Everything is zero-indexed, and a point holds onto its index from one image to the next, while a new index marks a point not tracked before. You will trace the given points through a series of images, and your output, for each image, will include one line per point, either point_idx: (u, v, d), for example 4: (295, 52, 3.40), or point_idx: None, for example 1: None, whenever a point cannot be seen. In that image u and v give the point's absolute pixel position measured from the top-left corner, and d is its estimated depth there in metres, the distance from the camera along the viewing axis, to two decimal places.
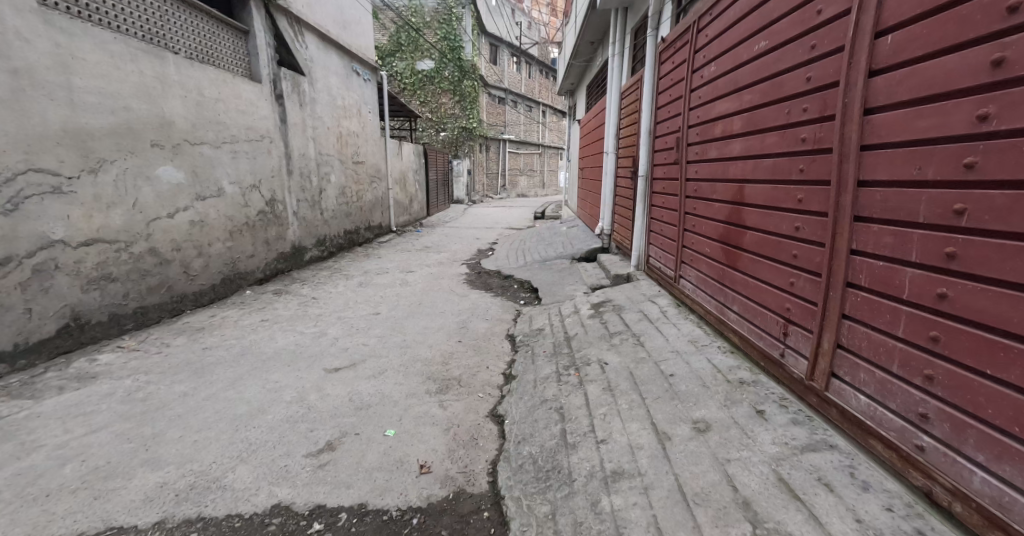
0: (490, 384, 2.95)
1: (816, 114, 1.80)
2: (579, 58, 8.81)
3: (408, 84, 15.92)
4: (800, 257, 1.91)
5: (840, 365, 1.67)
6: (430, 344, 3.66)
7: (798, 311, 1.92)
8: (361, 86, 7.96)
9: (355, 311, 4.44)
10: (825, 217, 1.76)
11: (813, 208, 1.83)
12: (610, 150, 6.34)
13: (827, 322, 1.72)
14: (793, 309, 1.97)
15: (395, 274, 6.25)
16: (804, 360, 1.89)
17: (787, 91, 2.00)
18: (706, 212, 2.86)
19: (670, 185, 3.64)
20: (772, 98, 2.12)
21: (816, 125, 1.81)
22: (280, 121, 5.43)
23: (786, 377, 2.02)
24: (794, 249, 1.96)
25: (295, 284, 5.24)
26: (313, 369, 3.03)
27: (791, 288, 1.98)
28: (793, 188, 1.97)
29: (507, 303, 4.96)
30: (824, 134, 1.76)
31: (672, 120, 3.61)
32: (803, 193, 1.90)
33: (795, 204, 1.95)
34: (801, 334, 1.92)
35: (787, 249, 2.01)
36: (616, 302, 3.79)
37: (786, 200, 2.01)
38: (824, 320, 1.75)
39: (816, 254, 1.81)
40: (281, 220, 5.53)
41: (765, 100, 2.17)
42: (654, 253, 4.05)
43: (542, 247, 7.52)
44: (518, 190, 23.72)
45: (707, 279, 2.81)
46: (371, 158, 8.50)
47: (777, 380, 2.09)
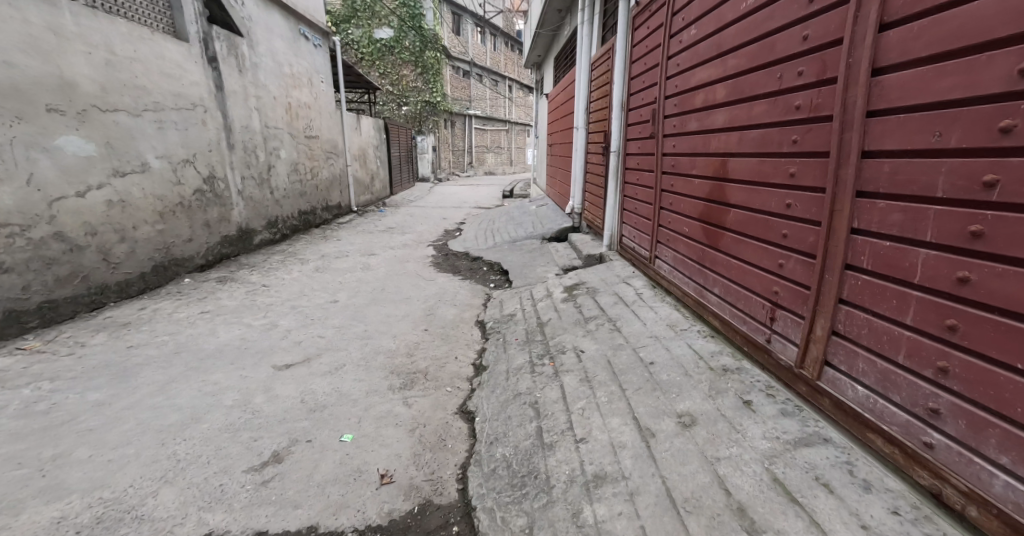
0: (459, 376, 2.75)
1: (814, 77, 1.63)
2: (546, 27, 8.49)
3: (365, 53, 14.76)
4: (790, 237, 1.75)
5: (835, 353, 1.53)
6: (393, 333, 3.42)
7: (786, 296, 1.77)
8: (311, 53, 7.43)
9: (310, 299, 4.15)
10: (821, 192, 1.60)
11: (806, 183, 1.67)
12: (580, 125, 6.12)
13: (821, 308, 1.58)
14: (780, 293, 1.81)
15: (356, 258, 5.91)
16: (791, 347, 1.75)
17: (779, 53, 1.82)
18: (685, 188, 2.68)
19: (645, 161, 3.45)
20: (761, 61, 1.94)
21: (813, 90, 1.63)
22: (214, 86, 4.99)
23: (771, 365, 1.87)
24: (783, 228, 1.79)
25: (243, 271, 4.87)
26: (260, 368, 2.77)
27: (779, 270, 1.81)
28: (783, 161, 1.80)
29: (475, 287, 4.74)
30: (822, 100, 1.59)
31: (647, 91, 3.40)
32: (795, 167, 1.73)
33: (785, 178, 1.78)
34: (789, 319, 1.77)
35: (775, 228, 1.84)
36: (589, 284, 3.63)
37: (774, 174, 1.85)
38: (817, 305, 1.60)
39: (809, 233, 1.65)
40: (224, 201, 5.14)
41: (753, 66, 1.99)
42: (628, 232, 3.88)
43: (512, 227, 7.30)
44: (485, 168, 23.29)
45: (685, 260, 2.65)
46: (327, 133, 8.01)
47: (761, 367, 1.93)
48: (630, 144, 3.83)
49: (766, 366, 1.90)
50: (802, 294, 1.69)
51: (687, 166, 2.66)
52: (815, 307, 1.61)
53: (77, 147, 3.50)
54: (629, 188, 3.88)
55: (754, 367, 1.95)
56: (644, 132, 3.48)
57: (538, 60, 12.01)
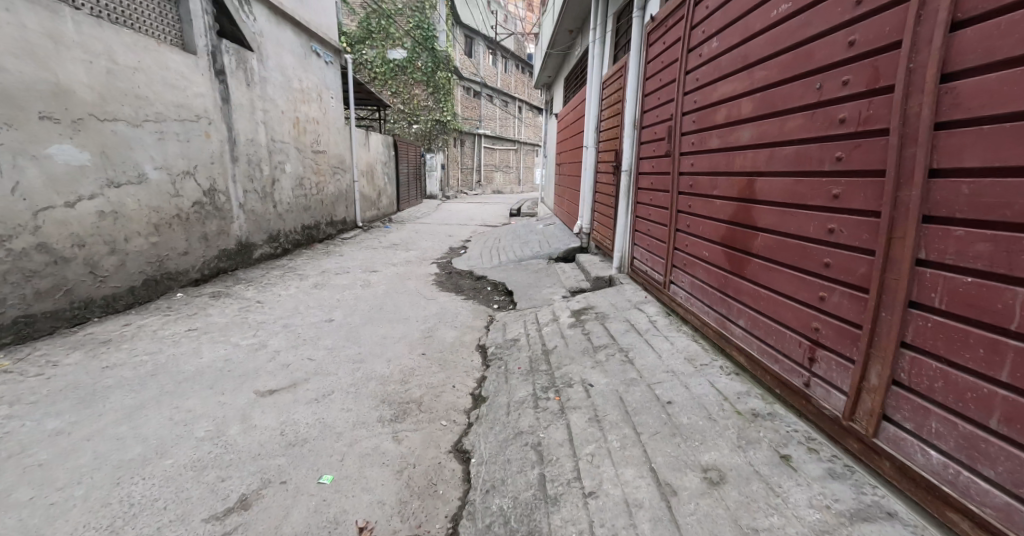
0: (456, 409, 2.52)
1: (864, 87, 1.45)
2: (558, 47, 8.41)
3: (378, 72, 15.24)
4: (835, 267, 1.54)
5: (898, 408, 1.32)
6: (389, 357, 3.21)
7: (830, 333, 1.56)
8: (321, 69, 7.36)
9: (305, 317, 3.95)
10: (876, 217, 1.40)
11: (855, 206, 1.47)
12: (589, 144, 5.97)
13: (878, 350, 1.37)
14: (822, 330, 1.59)
15: (356, 274, 5.73)
16: (838, 395, 1.52)
17: (817, 62, 1.64)
18: (704, 209, 2.48)
19: (659, 180, 3.27)
20: (794, 71, 1.76)
21: (863, 101, 1.45)
22: (220, 100, 4.88)
23: (811, 413, 1.63)
24: (825, 257, 1.58)
25: (239, 286, 4.69)
26: (242, 394, 2.56)
27: (820, 304, 1.60)
28: (824, 181, 1.60)
29: (478, 308, 4.53)
30: (874, 112, 1.41)
31: (662, 107, 3.23)
32: (840, 187, 1.53)
33: (828, 201, 1.58)
34: (834, 361, 1.54)
35: (815, 256, 1.63)
36: (599, 309, 3.40)
37: (812, 196, 1.65)
38: (871, 347, 1.39)
39: (860, 263, 1.44)
40: (224, 214, 5.00)
41: (785, 77, 1.81)
42: (640, 255, 3.68)
43: (518, 245, 7.11)
44: (494, 186, 23.27)
45: (704, 287, 2.44)
46: (335, 148, 7.92)
47: (798, 414, 1.70)
48: (643, 163, 3.65)
49: (804, 414, 1.67)
50: (851, 333, 1.48)
51: (706, 187, 2.46)
52: (869, 350, 1.40)
53: (70, 157, 3.37)
54: (641, 208, 3.68)
55: (788, 412, 1.73)
56: (658, 151, 3.30)
57: (548, 80, 11.98)
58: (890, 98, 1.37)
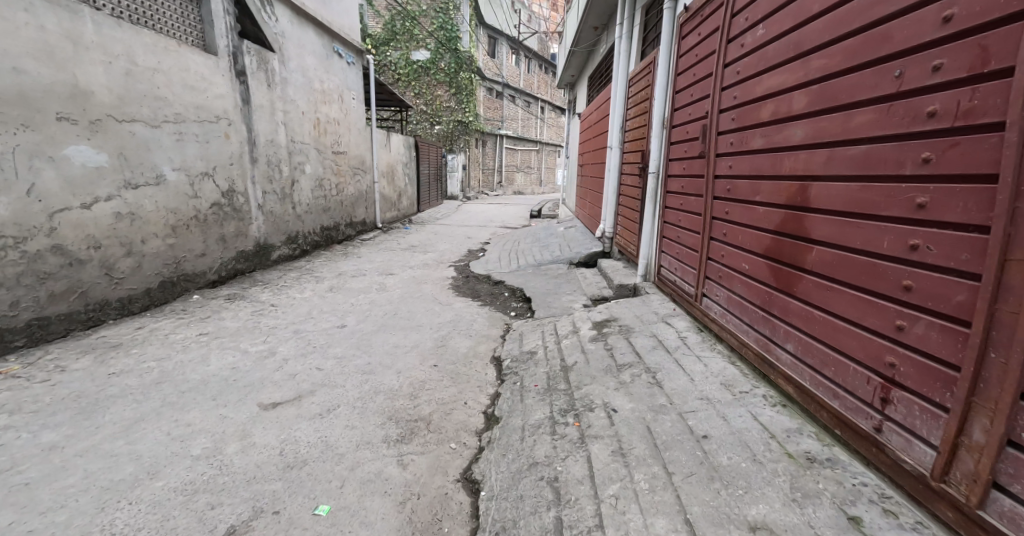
0: (467, 430, 2.34)
1: (966, 73, 1.22)
2: (582, 45, 8.18)
3: (401, 74, 15.36)
4: (919, 293, 1.31)
5: (1016, 475, 1.10)
6: (399, 369, 3.04)
7: (912, 369, 1.33)
8: (343, 69, 7.30)
9: (317, 322, 3.83)
10: (982, 235, 1.18)
11: (950, 219, 1.25)
12: (614, 144, 5.74)
13: (986, 395, 1.15)
14: (899, 367, 1.36)
15: (373, 277, 5.62)
16: (924, 448, 1.30)
17: (896, 45, 1.41)
18: (743, 218, 2.25)
19: (691, 184, 3.03)
20: (864, 57, 1.53)
21: (963, 89, 1.23)
22: (240, 102, 4.81)
23: (883, 464, 1.41)
24: (904, 278, 1.35)
25: (254, 288, 4.62)
26: (246, 407, 2.39)
27: (897, 335, 1.37)
28: (903, 188, 1.37)
29: (495, 316, 4.34)
30: (982, 103, 1.19)
31: (696, 104, 2.99)
32: (928, 196, 1.30)
33: (909, 211, 1.35)
34: (916, 405, 1.32)
35: (889, 278, 1.40)
36: (623, 321, 3.19)
37: (886, 205, 1.42)
38: (977, 396, 1.17)
39: (959, 291, 1.22)
40: (242, 215, 4.93)
41: (850, 64, 1.57)
42: (669, 263, 3.45)
43: (538, 249, 6.91)
44: (515, 187, 23.10)
45: (744, 304, 2.22)
46: (355, 149, 7.85)
47: (865, 462, 1.48)
48: (673, 164, 3.42)
49: (874, 464, 1.45)
50: (941, 371, 1.25)
51: (746, 192, 2.23)
52: (972, 394, 1.18)
53: (87, 158, 3.30)
54: (671, 213, 3.46)
55: (852, 459, 1.51)
56: (690, 151, 3.07)
57: (571, 80, 11.75)
58: (1008, 84, 1.13)
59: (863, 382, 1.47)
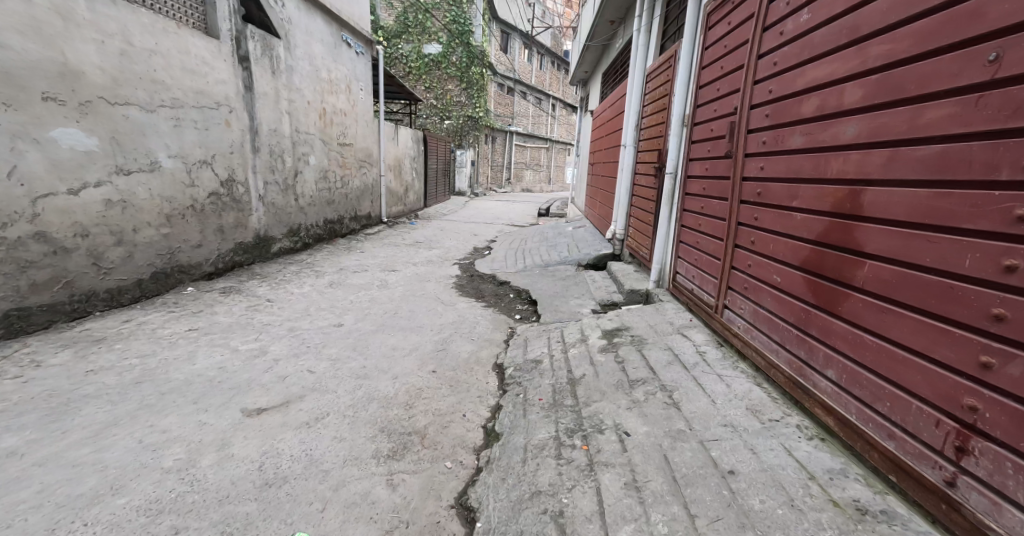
0: (464, 446, 2.15)
1: None
2: (597, 40, 7.95)
3: (413, 68, 15.24)
4: (1014, 326, 1.11)
5: None
6: (396, 374, 2.86)
7: (1000, 415, 1.13)
8: (352, 59, 7.13)
9: (313, 320, 3.65)
10: None
11: None
12: (629, 143, 5.53)
13: None
14: (982, 412, 1.17)
15: (375, 273, 5.44)
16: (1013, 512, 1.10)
17: (987, 24, 1.22)
18: (776, 225, 2.06)
19: (715, 186, 2.83)
20: (943, 40, 1.32)
21: None
22: (242, 88, 4.64)
23: (955, 523, 1.22)
24: (995, 305, 1.15)
25: (251, 281, 4.46)
26: (228, 412, 2.21)
27: (979, 374, 1.18)
28: (994, 195, 1.18)
29: (499, 318, 4.15)
30: None
31: (722, 100, 2.79)
32: None
33: (1001, 225, 1.16)
34: (1004, 459, 1.12)
35: (971, 304, 1.21)
36: (636, 331, 2.99)
37: (969, 215, 1.23)
38: None
39: None
40: (242, 206, 4.77)
41: (924, 49, 1.37)
42: (685, 270, 3.25)
43: (545, 249, 6.72)
44: (523, 185, 22.88)
45: (775, 321, 2.02)
46: (362, 140, 7.68)
47: (929, 518, 1.29)
48: (694, 164, 3.21)
49: (942, 522, 1.26)
50: None
51: (780, 197, 2.03)
52: None
53: (75, 141, 3.14)
54: (689, 216, 3.25)
55: (913, 513, 1.32)
56: (714, 151, 2.86)
57: (584, 77, 11.49)
58: None
59: (931, 424, 1.28)
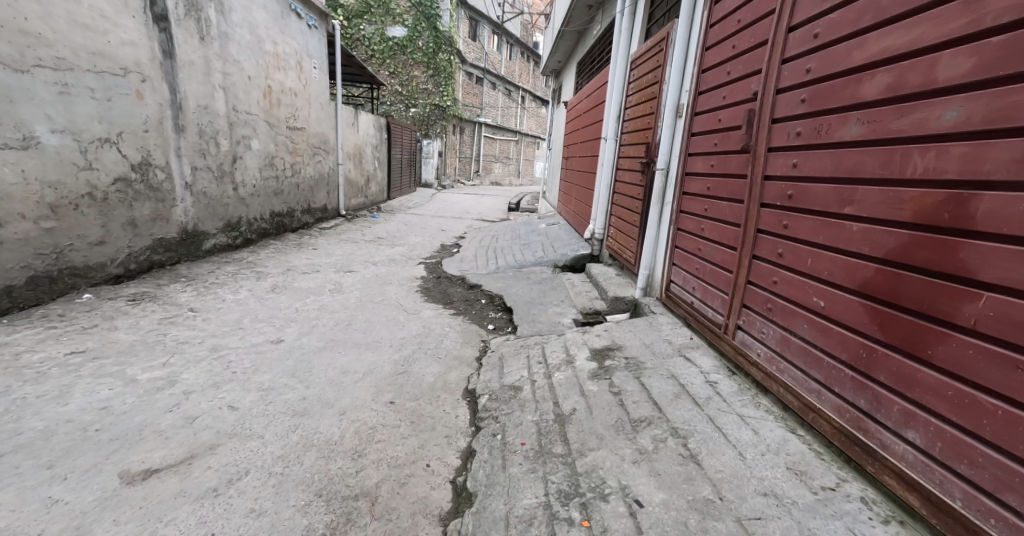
0: (427, 515, 1.67)
1: None
2: (573, 25, 7.50)
3: (376, 51, 14.33)
4: None
5: None
6: (343, 409, 2.35)
7: None
8: (302, 33, 6.43)
9: (248, 339, 3.05)
10: None
11: None
12: (610, 136, 5.14)
13: None
14: None
15: (327, 275, 4.85)
16: None
17: None
18: (817, 235, 1.67)
19: (723, 184, 2.43)
20: None
21: None
22: (159, 54, 4.01)
23: None
24: None
25: (174, 286, 3.82)
26: (96, 481, 1.66)
27: None
28: None
29: (469, 331, 3.70)
30: None
31: (734, 85, 2.39)
32: None
33: None
34: None
35: None
36: (630, 352, 2.58)
37: None
38: None
39: None
40: (162, 195, 4.12)
41: None
42: (681, 280, 2.87)
43: (518, 248, 6.28)
44: (492, 178, 22.32)
45: (814, 354, 1.63)
46: (317, 126, 7.01)
47: None
48: (694, 161, 2.82)
49: None
50: None
51: (825, 202, 1.64)
52: None
53: None
54: (688, 219, 2.87)
55: None
56: (722, 145, 2.47)
57: (557, 67, 11.04)
58: None
59: None
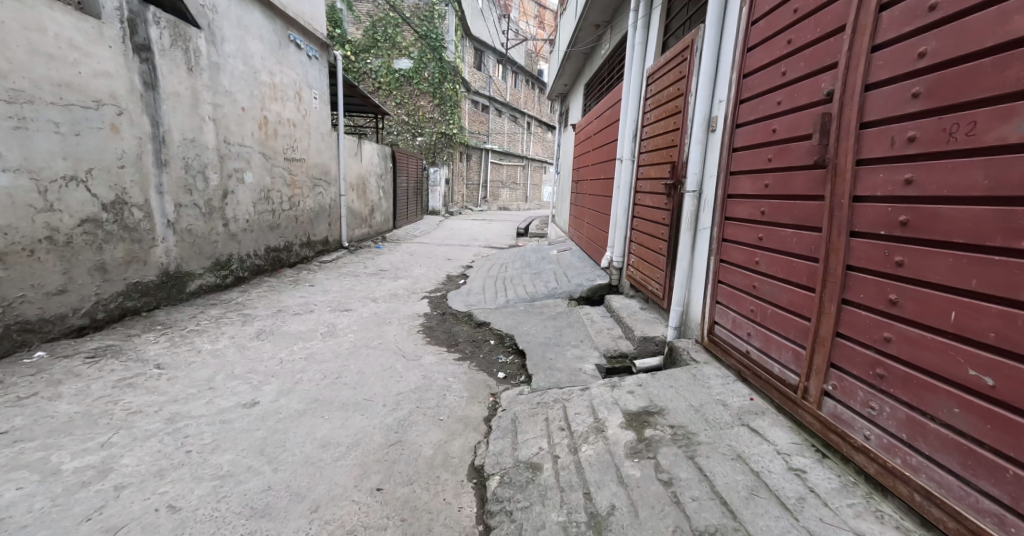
0: None
1: None
2: (579, 45, 7.16)
3: (383, 83, 14.39)
4: None
5: None
6: (315, 504, 1.86)
7: None
8: (302, 63, 6.14)
9: (215, 398, 2.58)
10: None
11: None
12: (626, 156, 4.71)
13: None
14: None
15: (321, 315, 4.38)
16: None
17: None
18: (978, 284, 1.20)
19: (784, 209, 1.94)
20: None
21: None
22: (139, 85, 3.66)
23: None
24: None
25: (144, 336, 3.37)
26: None
27: None
28: None
29: (477, 382, 3.19)
30: None
31: (791, 87, 1.91)
32: None
33: None
34: None
35: None
36: (674, 418, 2.07)
37: None
38: None
39: None
40: (139, 235, 3.71)
41: None
42: (732, 323, 2.38)
43: (529, 278, 5.79)
44: (499, 203, 22.05)
45: (990, 462, 1.16)
46: (316, 156, 6.67)
47: None
48: (738, 181, 2.35)
49: None
50: None
51: (980, 230, 1.20)
52: None
53: None
54: (734, 250, 2.39)
55: None
56: (779, 160, 1.98)
57: (564, 90, 10.75)
58: None
59: None
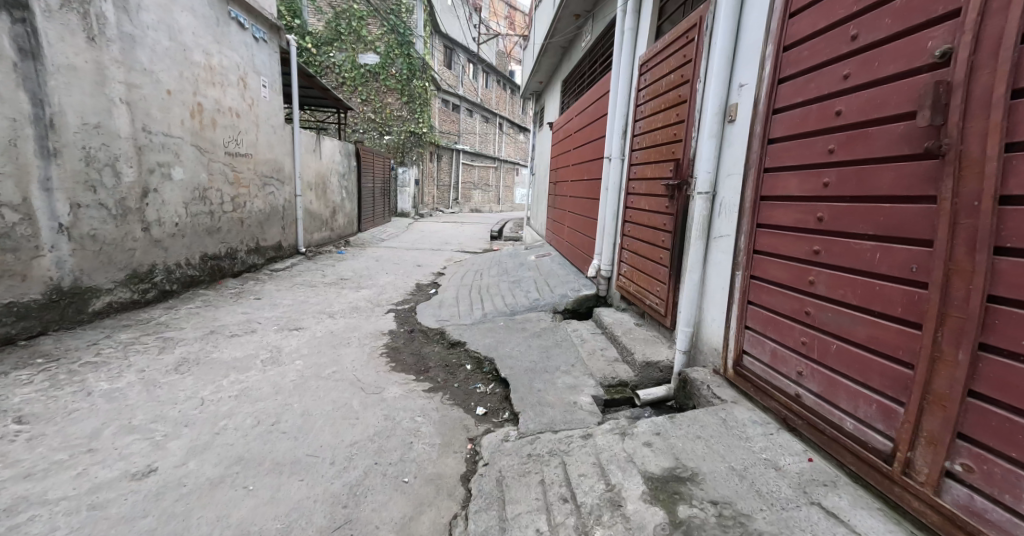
0: None
1: None
2: (558, 37, 6.69)
3: (347, 78, 13.59)
4: None
5: None
6: None
7: None
8: (247, 46, 5.45)
9: (92, 466, 2.01)
10: None
11: None
12: (616, 154, 4.23)
13: None
14: None
15: (265, 337, 3.72)
16: None
17: None
18: None
19: (856, 215, 1.47)
20: None
21: None
22: (10, 53, 2.98)
23: None
24: None
25: (12, 375, 2.71)
26: None
27: None
28: None
29: (451, 421, 2.63)
30: None
31: (872, 54, 1.45)
32: None
33: None
34: None
35: None
36: (711, 487, 1.58)
37: None
38: None
39: None
40: (13, 244, 3.04)
41: None
42: (767, 357, 1.89)
43: (507, 288, 5.25)
44: (471, 205, 21.45)
45: None
46: (267, 151, 5.96)
47: None
48: (777, 180, 1.86)
49: None
50: None
51: None
52: None
53: None
54: (770, 265, 1.90)
55: None
56: (847, 149, 1.51)
57: (539, 88, 10.26)
58: None
59: None
